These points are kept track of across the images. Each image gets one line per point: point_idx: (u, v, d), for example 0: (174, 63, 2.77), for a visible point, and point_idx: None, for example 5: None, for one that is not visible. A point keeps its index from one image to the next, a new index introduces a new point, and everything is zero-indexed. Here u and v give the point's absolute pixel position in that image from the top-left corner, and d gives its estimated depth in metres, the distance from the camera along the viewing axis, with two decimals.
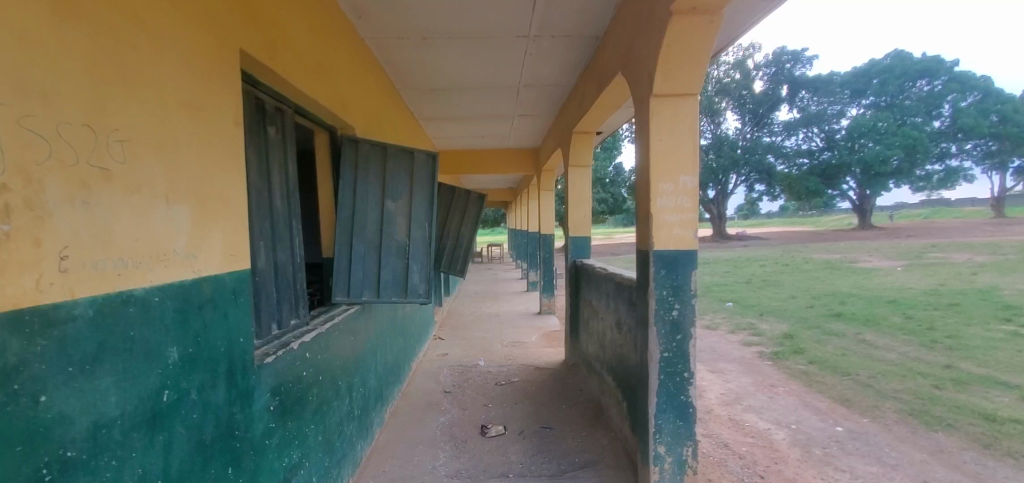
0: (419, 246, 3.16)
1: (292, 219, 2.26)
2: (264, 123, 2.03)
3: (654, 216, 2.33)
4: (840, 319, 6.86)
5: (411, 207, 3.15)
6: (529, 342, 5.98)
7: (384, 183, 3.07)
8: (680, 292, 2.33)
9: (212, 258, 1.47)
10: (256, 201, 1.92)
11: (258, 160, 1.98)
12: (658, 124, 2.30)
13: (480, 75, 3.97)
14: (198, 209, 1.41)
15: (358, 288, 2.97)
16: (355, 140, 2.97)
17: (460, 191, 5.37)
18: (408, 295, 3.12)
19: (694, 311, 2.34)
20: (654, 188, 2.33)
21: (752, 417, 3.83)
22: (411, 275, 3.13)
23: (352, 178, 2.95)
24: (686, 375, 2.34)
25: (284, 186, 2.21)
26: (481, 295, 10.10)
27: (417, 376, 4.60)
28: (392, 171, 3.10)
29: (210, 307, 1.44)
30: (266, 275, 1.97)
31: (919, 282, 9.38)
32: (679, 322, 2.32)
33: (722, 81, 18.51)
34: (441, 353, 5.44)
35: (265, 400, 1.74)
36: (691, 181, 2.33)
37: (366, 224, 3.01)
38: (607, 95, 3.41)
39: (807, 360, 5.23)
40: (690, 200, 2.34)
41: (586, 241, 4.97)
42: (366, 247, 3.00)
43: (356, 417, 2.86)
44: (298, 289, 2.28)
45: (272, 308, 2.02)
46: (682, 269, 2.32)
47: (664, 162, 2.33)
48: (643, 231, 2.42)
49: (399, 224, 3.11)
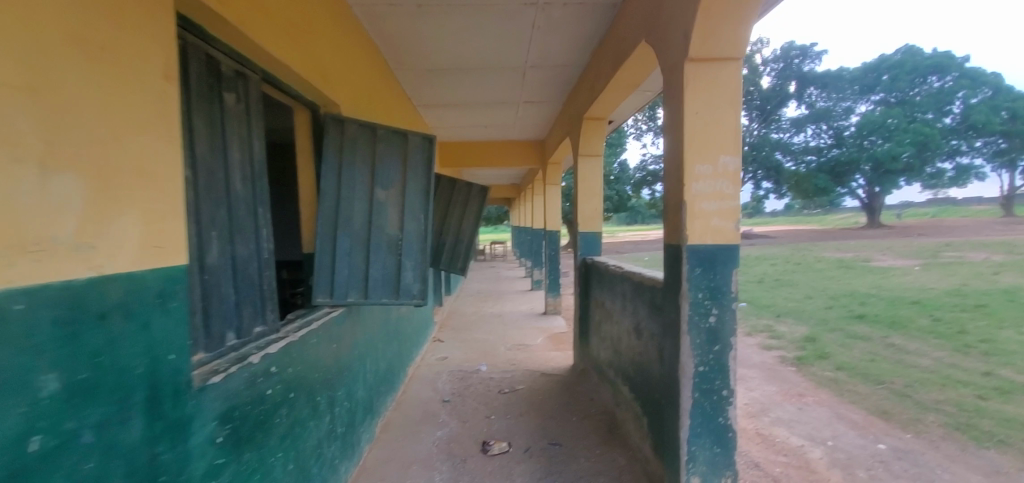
0: (413, 241, 2.83)
1: (259, 205, 1.90)
2: (218, 88, 1.67)
3: (688, 204, 1.93)
4: (863, 322, 6.47)
5: (403, 198, 2.80)
6: (534, 345, 5.61)
7: (373, 169, 2.71)
8: (718, 295, 1.95)
9: (123, 249, 1.09)
10: (204, 182, 1.55)
11: (210, 130, 1.62)
12: (693, 93, 1.92)
13: (483, 52, 3.59)
14: (99, 182, 1.03)
15: (342, 289, 2.60)
16: (341, 120, 2.60)
17: (462, 184, 5.02)
18: (400, 296, 2.78)
19: (734, 318, 1.97)
20: (687, 169, 1.93)
21: (783, 432, 3.47)
22: (403, 274, 2.79)
23: (336, 163, 2.58)
24: (725, 393, 1.98)
25: (248, 167, 1.84)
26: (483, 294, 9.73)
27: (413, 382, 4.25)
28: (382, 155, 2.74)
29: (120, 315, 1.07)
30: (217, 273, 1.60)
31: (939, 282, 8.95)
32: (717, 331, 1.96)
33: None
34: (440, 357, 5.07)
35: (209, 431, 1.38)
36: (733, 162, 1.94)
37: (352, 216, 2.64)
38: (625, 72, 3.05)
39: (834, 365, 4.87)
40: (732, 185, 1.94)
41: (596, 237, 4.58)
42: (351, 242, 2.63)
43: (339, 436, 2.49)
44: (263, 290, 1.90)
45: (226, 313, 1.65)
46: (721, 268, 1.94)
47: (701, 139, 1.93)
48: (674, 224, 2.04)
49: (390, 215, 2.76)
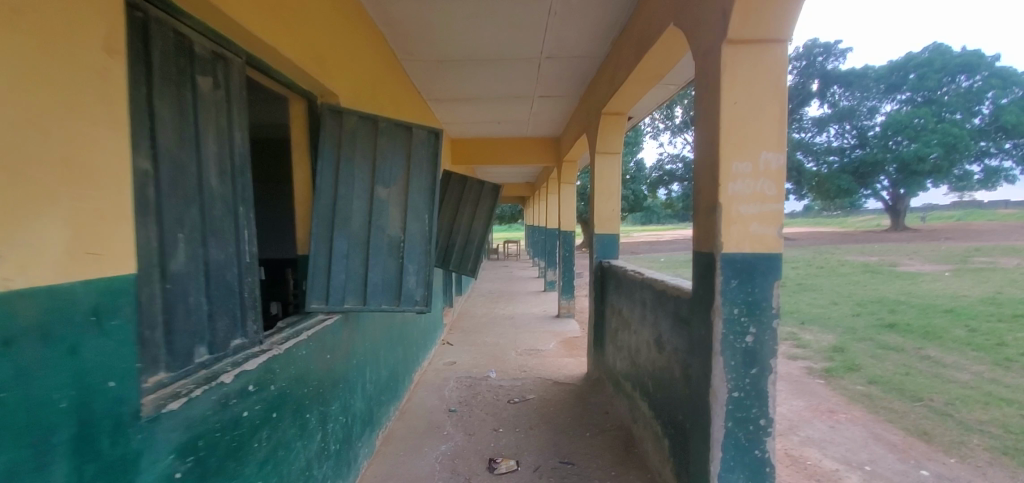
0: (416, 243, 2.62)
1: (240, 203, 1.70)
2: (189, 70, 1.47)
3: (724, 207, 1.70)
4: (893, 331, 6.14)
5: (407, 196, 2.60)
6: (547, 350, 5.38)
7: (374, 165, 2.50)
8: (757, 311, 1.71)
9: (43, 257, 0.90)
10: (170, 177, 1.36)
11: (179, 118, 1.42)
12: (732, 80, 1.68)
13: (496, 42, 3.38)
14: (9, 176, 0.84)
15: (339, 295, 2.41)
16: (340, 111, 2.39)
17: (473, 181, 4.81)
18: (402, 302, 2.58)
19: (774, 338, 1.73)
20: (723, 167, 1.69)
21: (814, 453, 3.21)
22: (405, 279, 2.59)
23: (334, 158, 2.38)
24: (763, 422, 1.74)
25: (228, 161, 1.64)
26: (495, 294, 9.52)
27: (418, 389, 4.06)
28: (384, 150, 2.53)
29: (36, 339, 0.88)
30: (184, 281, 1.41)
31: (972, 289, 8.53)
32: (755, 353, 1.72)
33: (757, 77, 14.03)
34: (448, 362, 4.88)
35: (164, 467, 1.19)
36: (776, 159, 1.70)
37: (351, 215, 2.44)
38: (648, 62, 2.81)
39: (865, 379, 4.57)
40: (774, 185, 1.70)
41: (614, 239, 4.34)
42: (350, 244, 2.43)
43: (332, 454, 2.30)
44: (244, 299, 1.71)
45: (195, 326, 1.45)
46: (760, 280, 1.71)
47: (739, 133, 1.69)
48: (706, 230, 1.80)
49: (391, 214, 2.56)
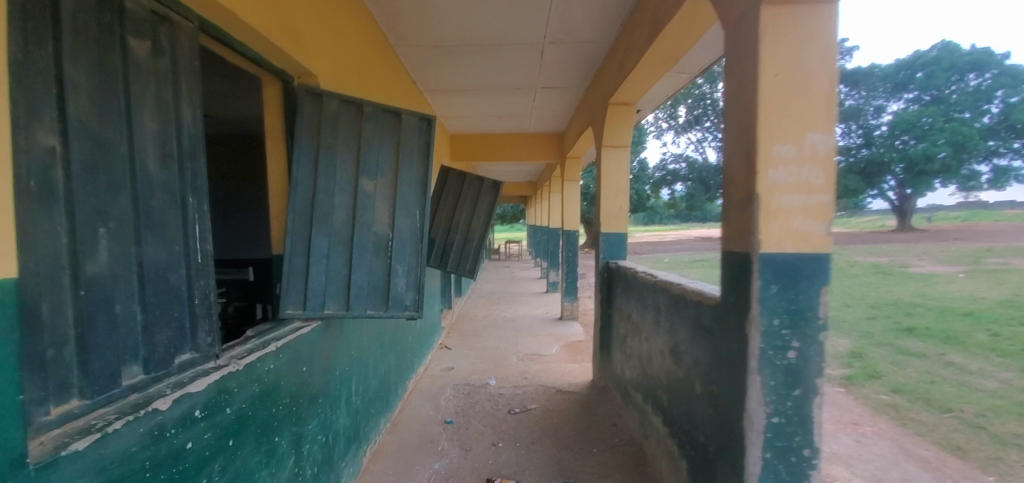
0: (406, 242, 2.36)
1: (189, 192, 1.45)
2: (119, 30, 1.23)
3: (762, 199, 1.43)
4: (912, 335, 5.84)
5: (395, 189, 2.34)
6: (549, 355, 5.11)
7: (358, 154, 2.24)
8: (800, 322, 1.45)
9: None
10: (87, 157, 1.12)
11: (102, 87, 1.17)
12: (772, 47, 1.41)
13: (496, 26, 3.12)
14: None
15: (319, 299, 2.15)
16: (319, 94, 2.14)
17: (472, 177, 4.55)
18: (390, 307, 2.32)
19: (820, 354, 1.46)
20: (762, 151, 1.42)
21: (841, 471, 2.94)
22: (394, 281, 2.33)
23: (312, 146, 2.12)
24: (808, 453, 1.48)
25: (171, 142, 1.39)
26: (496, 295, 9.26)
27: (413, 398, 3.80)
28: (370, 137, 2.27)
29: None
30: (106, 285, 1.17)
31: (990, 291, 8.21)
32: (797, 371, 1.46)
33: None
34: (445, 368, 4.61)
35: None
36: (825, 142, 1.43)
37: (332, 211, 2.17)
38: (664, 40, 2.56)
39: (888, 387, 4.29)
40: (823, 173, 1.43)
41: (622, 239, 4.05)
42: (331, 242, 2.17)
43: (310, 479, 2.04)
44: (193, 306, 1.46)
45: (124, 341, 1.21)
46: (805, 286, 1.44)
47: (781, 110, 1.42)
48: (739, 226, 1.53)
49: (378, 209, 2.29)
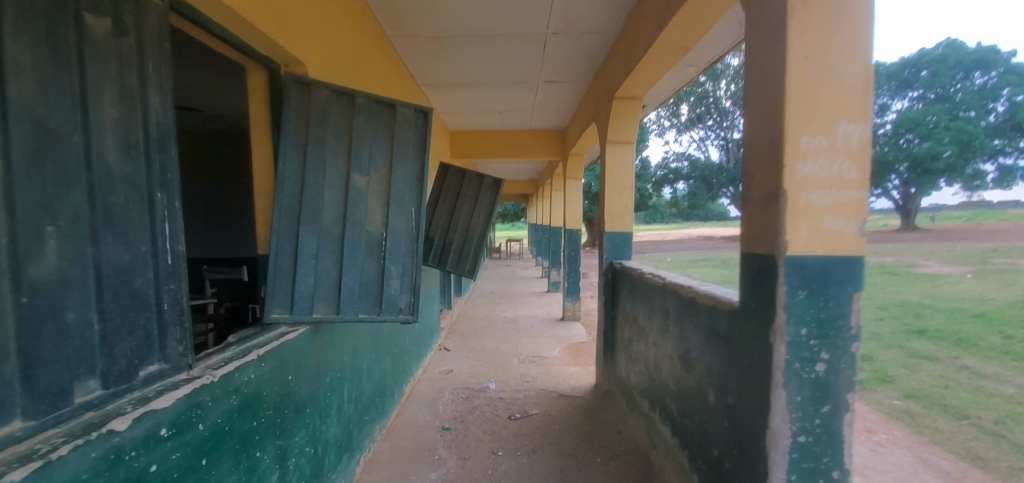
0: (401, 241, 2.23)
1: (157, 186, 1.32)
2: (72, 3, 1.11)
3: (789, 195, 1.29)
4: (922, 337, 5.69)
5: (390, 185, 2.20)
6: (551, 357, 4.97)
7: (349, 147, 2.10)
8: (829, 331, 1.32)
9: None
10: (30, 144, 1.00)
11: (49, 65, 1.05)
12: (802, 28, 1.28)
13: (497, 16, 2.99)
14: None
15: (306, 302, 2.01)
16: (307, 82, 2.00)
17: (472, 174, 4.42)
18: (383, 311, 2.19)
19: (851, 366, 1.33)
20: (790, 143, 1.29)
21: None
22: (387, 283, 2.20)
23: (300, 139, 1.99)
24: (836, 475, 1.35)
25: (135, 130, 1.26)
26: (496, 295, 9.12)
27: (410, 402, 3.67)
28: (363, 130, 2.14)
29: None
30: (55, 291, 1.04)
31: (999, 292, 8.06)
32: (826, 385, 1.33)
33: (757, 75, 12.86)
34: (444, 371, 4.48)
35: None
36: (859, 133, 1.30)
37: (322, 207, 2.04)
38: (674, 29, 2.42)
39: (901, 392, 4.16)
40: (855, 168, 1.30)
41: (627, 238, 3.90)
42: (319, 242, 2.04)
43: None
44: (162, 311, 1.33)
45: (78, 353, 1.09)
46: (835, 291, 1.31)
47: (810, 97, 1.29)
48: (761, 226, 1.40)
49: (372, 206, 2.16)
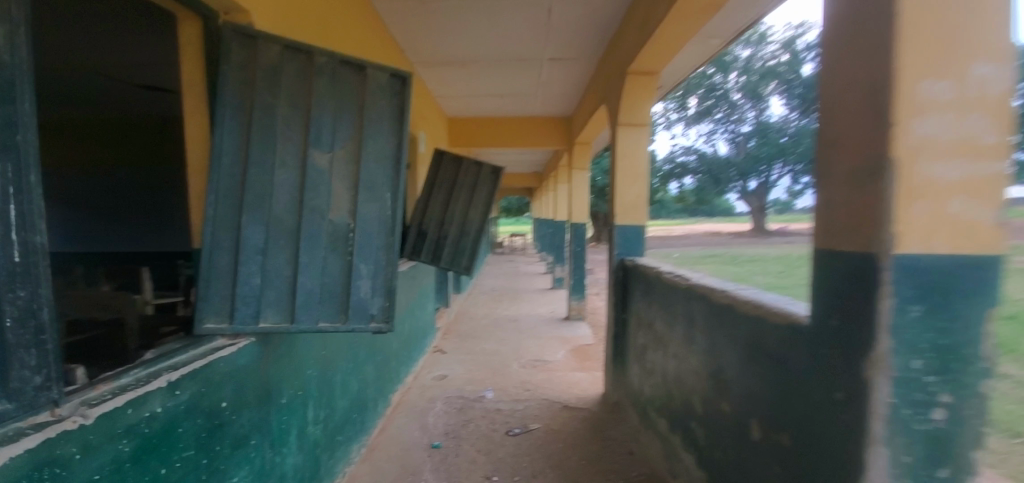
0: (374, 234, 1.84)
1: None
2: None
3: (898, 167, 0.90)
4: None
5: (360, 165, 1.81)
6: (554, 362, 4.57)
7: (308, 117, 1.71)
8: (950, 362, 0.93)
9: None
10: None
11: None
12: None
13: None
14: None
15: (252, 308, 1.63)
16: (252, 36, 1.61)
17: (470, 162, 4.01)
18: (351, 319, 1.80)
19: (979, 413, 0.93)
20: (901, 91, 0.90)
21: None
22: (356, 284, 1.80)
23: (244, 106, 1.60)
24: None
25: None
26: (498, 292, 8.71)
27: (397, 414, 3.29)
28: (325, 96, 1.74)
29: None
30: None
31: None
32: (941, 439, 0.94)
33: (768, 63, 12.32)
34: (437, 376, 4.10)
35: None
36: (1002, 80, 0.90)
37: (272, 191, 1.65)
38: None
39: None
40: (994, 129, 0.91)
41: (640, 232, 3.48)
42: (269, 234, 1.65)
43: None
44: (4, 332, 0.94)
45: None
46: (961, 307, 0.92)
47: (930, 25, 0.89)
48: (848, 215, 1.00)
49: (337, 190, 1.76)
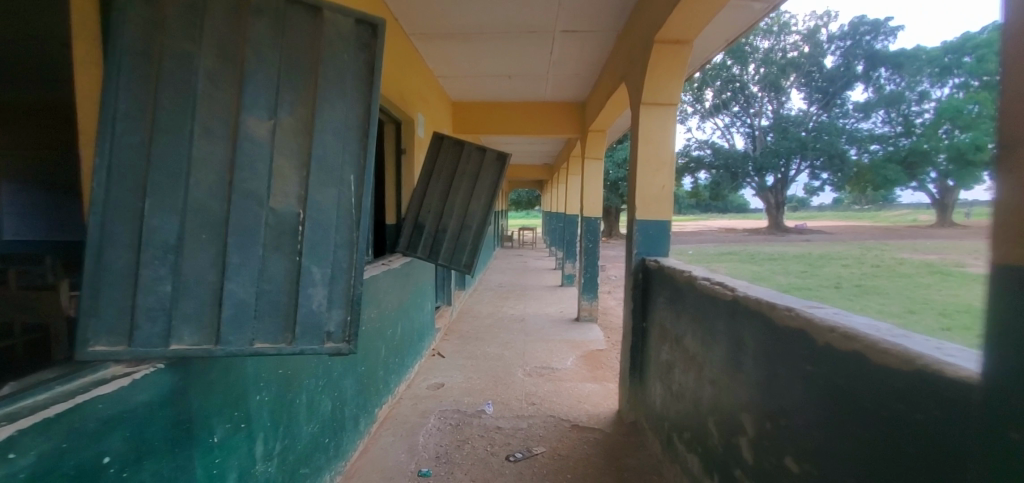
0: (330, 228, 1.42)
1: None
2: None
3: None
4: None
5: (314, 138, 1.39)
6: (563, 369, 4.16)
7: (241, 71, 1.29)
8: None
9: None
10: None
11: None
12: None
13: None
14: None
15: (160, 324, 1.22)
16: None
17: (472, 146, 3.54)
18: (300, 338, 1.39)
19: None
20: None
21: None
22: (307, 293, 1.39)
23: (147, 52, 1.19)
24: None
25: None
26: (505, 290, 8.28)
27: (383, 431, 2.91)
28: (264, 44, 1.31)
29: None
30: None
31: None
32: None
33: (787, 53, 11.77)
34: (433, 385, 3.71)
35: None
36: None
37: (188, 168, 1.24)
38: None
39: None
40: None
41: (665, 228, 3.03)
42: (182, 225, 1.23)
43: None
44: None
45: None
46: None
47: None
48: None
49: (280, 169, 1.35)
